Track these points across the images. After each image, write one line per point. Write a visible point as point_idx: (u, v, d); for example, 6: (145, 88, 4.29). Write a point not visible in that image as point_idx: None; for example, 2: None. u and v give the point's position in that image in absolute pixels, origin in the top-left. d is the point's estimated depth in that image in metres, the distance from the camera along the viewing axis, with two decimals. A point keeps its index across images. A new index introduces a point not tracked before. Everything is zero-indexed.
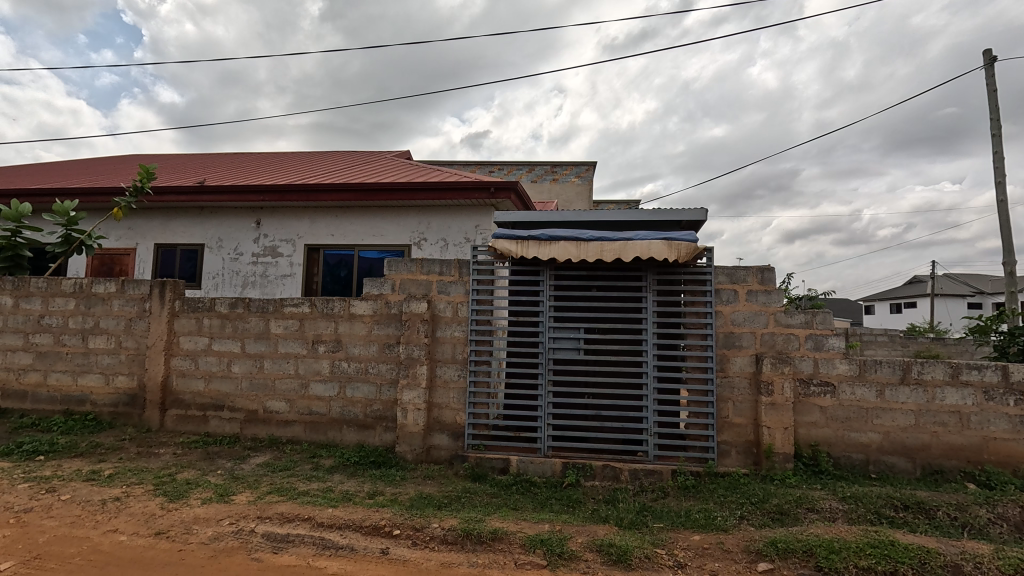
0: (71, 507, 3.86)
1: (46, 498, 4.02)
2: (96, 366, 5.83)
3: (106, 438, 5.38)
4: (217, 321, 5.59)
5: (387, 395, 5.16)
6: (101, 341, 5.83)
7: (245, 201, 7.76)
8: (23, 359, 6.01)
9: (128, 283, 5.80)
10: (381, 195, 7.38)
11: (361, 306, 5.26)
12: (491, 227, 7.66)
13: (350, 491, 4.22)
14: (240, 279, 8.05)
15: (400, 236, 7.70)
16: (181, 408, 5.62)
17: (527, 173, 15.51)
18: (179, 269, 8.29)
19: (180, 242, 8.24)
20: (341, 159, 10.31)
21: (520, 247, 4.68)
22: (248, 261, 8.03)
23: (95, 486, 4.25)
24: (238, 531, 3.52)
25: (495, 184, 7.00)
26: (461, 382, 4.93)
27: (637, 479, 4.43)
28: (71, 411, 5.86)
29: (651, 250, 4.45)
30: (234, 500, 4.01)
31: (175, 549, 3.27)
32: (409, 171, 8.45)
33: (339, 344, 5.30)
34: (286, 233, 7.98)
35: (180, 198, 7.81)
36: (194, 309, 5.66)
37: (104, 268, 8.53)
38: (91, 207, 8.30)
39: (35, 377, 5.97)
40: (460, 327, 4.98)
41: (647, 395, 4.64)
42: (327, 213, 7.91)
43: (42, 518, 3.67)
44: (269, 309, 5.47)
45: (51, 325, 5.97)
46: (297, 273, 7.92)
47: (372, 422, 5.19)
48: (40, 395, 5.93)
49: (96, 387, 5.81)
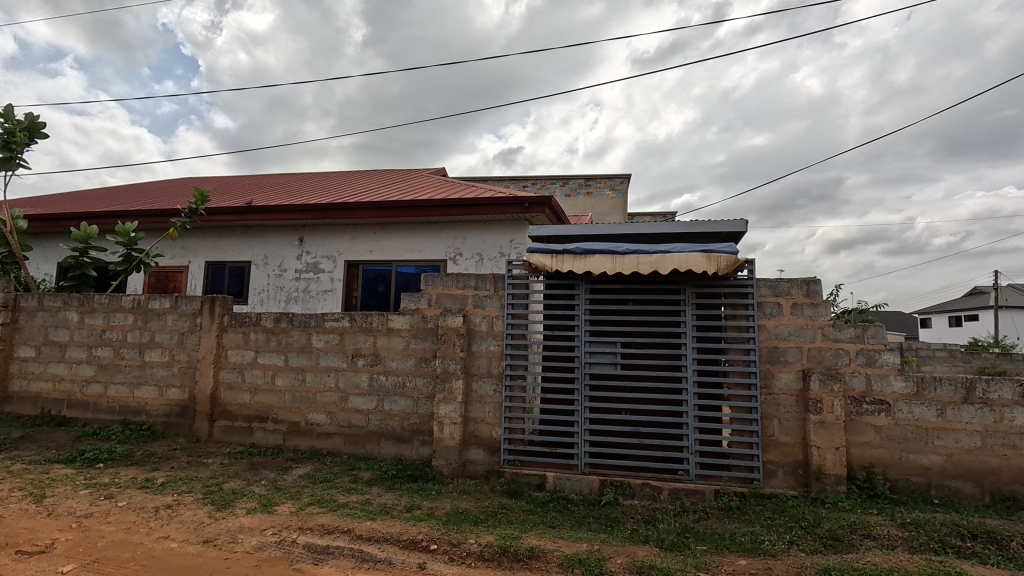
0: (127, 513, 4.05)
1: (105, 504, 4.23)
2: (151, 379, 6.14)
3: (160, 448, 5.64)
4: (262, 334, 5.80)
5: (424, 409, 5.21)
6: (156, 355, 6.14)
7: (289, 220, 8.05)
8: (85, 372, 6.38)
9: (181, 299, 6.12)
10: (417, 212, 7.53)
11: (398, 320, 5.36)
12: (527, 241, 7.71)
13: (388, 504, 4.27)
14: (284, 294, 8.35)
15: (436, 251, 7.84)
16: (229, 419, 5.83)
17: (561, 187, 15.52)
18: (228, 285, 8.68)
19: (229, 260, 8.63)
20: (378, 178, 10.63)
21: (555, 261, 4.69)
22: (291, 277, 8.33)
23: (149, 494, 4.44)
24: (282, 541, 3.60)
25: (530, 199, 7.06)
26: (497, 396, 4.92)
27: (678, 499, 4.30)
28: (128, 421, 6.16)
29: (690, 262, 4.35)
30: (277, 510, 4.12)
31: (223, 558, 3.37)
32: (445, 188, 8.62)
33: (377, 357, 5.40)
34: (327, 250, 8.25)
35: (230, 217, 8.19)
36: (240, 324, 5.89)
37: (160, 285, 9.00)
38: (150, 228, 8.84)
39: (97, 389, 6.32)
40: (496, 341, 5.00)
41: (688, 412, 4.50)
42: (366, 229, 8.13)
43: (101, 524, 3.85)
44: (311, 323, 5.65)
45: (111, 339, 6.33)
46: (338, 288, 8.14)
47: (410, 436, 5.24)
48: (101, 406, 6.28)
49: (151, 398, 6.11)
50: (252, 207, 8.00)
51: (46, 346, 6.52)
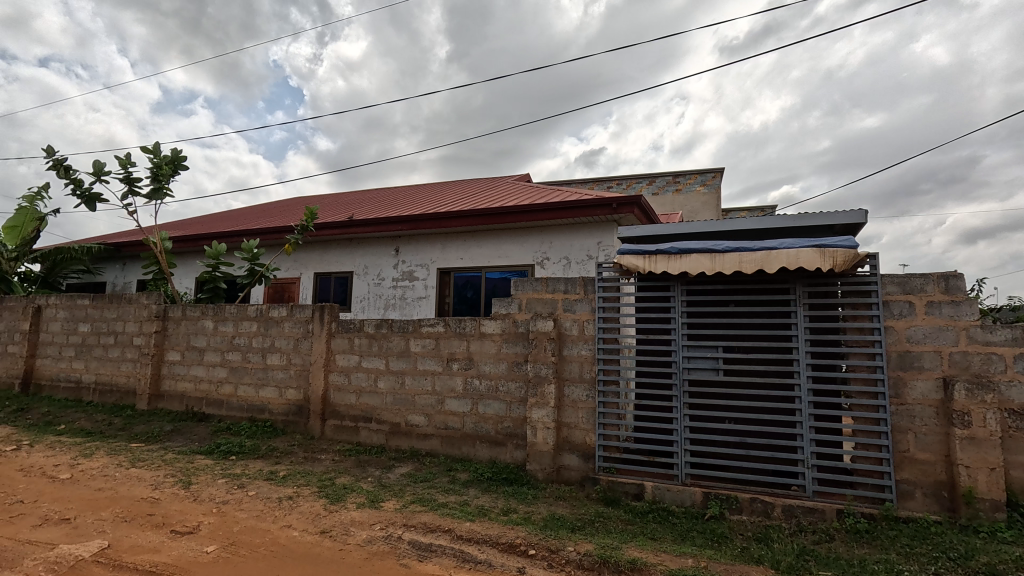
0: (256, 502, 4.49)
1: (239, 492, 4.72)
2: (272, 380, 6.78)
3: (281, 443, 6.20)
4: (366, 340, 6.19)
5: (517, 413, 5.26)
6: (276, 358, 6.78)
7: (386, 231, 8.55)
8: (219, 373, 7.20)
9: (295, 308, 6.71)
10: (505, 219, 7.65)
11: (490, 325, 5.46)
12: (615, 243, 7.54)
13: (485, 506, 4.34)
14: (383, 302, 8.86)
15: (524, 256, 7.91)
16: (338, 418, 6.28)
17: (648, 186, 15.04)
18: (333, 294, 9.40)
19: (334, 271, 9.34)
20: (466, 187, 10.96)
21: (647, 262, 4.51)
22: (389, 285, 8.83)
23: (273, 485, 4.90)
24: (388, 536, 3.79)
25: (618, 200, 6.90)
26: (591, 402, 4.83)
27: (793, 517, 3.94)
28: (254, 418, 6.86)
29: (800, 259, 3.99)
30: (383, 507, 4.35)
31: (337, 548, 3.62)
32: (530, 194, 8.69)
33: (471, 361, 5.54)
34: (421, 259, 8.64)
35: (334, 231, 8.87)
36: (346, 330, 6.33)
37: (277, 295, 9.95)
38: (268, 244, 9.81)
39: (229, 389, 7.10)
40: (587, 345, 4.92)
41: (802, 423, 4.12)
42: (456, 238, 8.42)
43: (236, 510, 4.30)
44: (409, 329, 5.93)
45: (239, 344, 7.09)
46: (431, 295, 8.50)
47: (504, 439, 5.31)
48: (232, 404, 7.04)
49: (273, 398, 6.75)
50: (354, 221, 8.59)
51: (188, 351, 7.44)
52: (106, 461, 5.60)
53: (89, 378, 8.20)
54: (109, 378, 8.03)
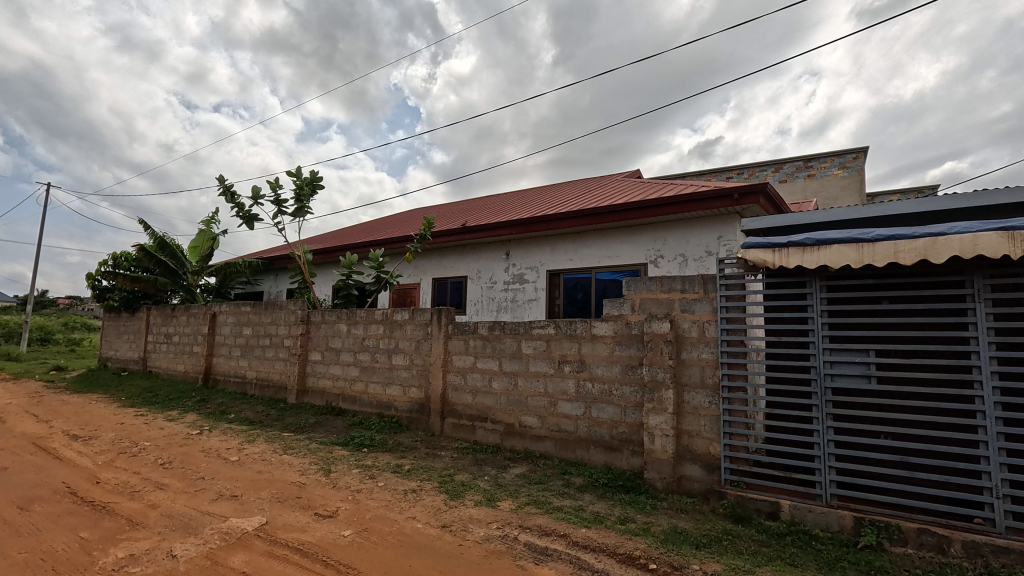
0: (385, 493, 4.83)
1: (370, 482, 5.12)
2: (397, 379, 7.29)
3: (406, 438, 6.62)
4: (480, 341, 6.39)
5: (633, 418, 5.05)
6: (400, 359, 7.28)
7: (497, 236, 8.77)
8: (353, 372, 7.91)
9: (416, 311, 7.15)
10: (614, 217, 7.45)
11: (602, 327, 5.32)
12: (738, 236, 6.96)
13: (601, 513, 4.22)
14: (495, 305, 9.11)
15: (636, 255, 7.63)
16: (456, 417, 6.55)
17: (774, 173, 13.71)
18: (450, 298, 9.87)
19: (450, 276, 9.81)
20: (574, 188, 10.88)
21: (778, 256, 4.08)
22: (500, 289, 9.05)
23: (399, 477, 5.24)
24: (505, 536, 3.84)
25: (741, 189, 6.35)
26: (714, 409, 4.48)
27: (978, 557, 3.27)
28: (383, 414, 7.42)
29: (980, 245, 3.31)
30: (500, 506, 4.43)
31: (457, 543, 3.74)
32: (642, 190, 8.36)
33: (583, 364, 5.45)
34: (531, 261, 8.74)
35: (449, 238, 9.32)
36: (462, 332, 6.60)
37: (400, 300, 10.70)
38: (392, 252, 10.61)
39: (361, 386, 7.77)
40: (709, 348, 4.57)
41: (989, 443, 3.40)
42: (566, 239, 8.38)
43: (368, 499, 4.66)
44: (521, 331, 6.00)
45: (368, 345, 7.73)
46: (541, 297, 8.54)
47: (619, 445, 5.13)
48: (364, 400, 7.69)
49: (398, 395, 7.25)
50: (467, 228, 8.94)
51: (327, 351, 8.29)
52: (264, 447, 6.42)
53: (252, 374, 9.51)
54: (266, 374, 9.24)
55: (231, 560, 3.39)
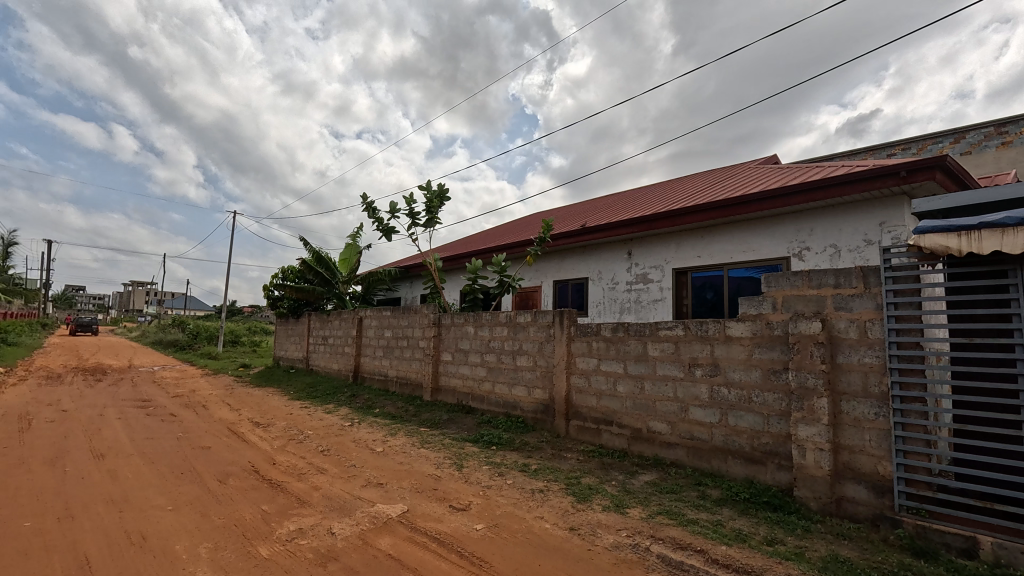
0: (514, 491, 4.94)
1: (499, 479, 5.28)
2: (522, 380, 7.44)
3: (532, 438, 6.71)
4: (603, 343, 6.27)
5: (777, 429, 4.57)
6: (524, 360, 7.43)
7: (618, 235, 8.56)
8: (480, 372, 8.26)
9: (539, 313, 7.27)
10: (749, 208, 6.83)
11: (738, 328, 4.91)
12: (907, 221, 5.96)
13: (744, 530, 3.86)
14: (618, 306, 8.88)
15: (775, 248, 6.92)
16: (581, 419, 6.47)
17: (952, 145, 11.52)
18: (571, 300, 9.84)
19: (571, 277, 9.79)
20: (701, 180, 10.21)
21: (966, 241, 3.39)
22: (623, 289, 8.80)
23: (527, 477, 5.33)
24: (635, 545, 3.70)
25: (910, 166, 5.43)
26: (882, 422, 3.85)
27: None
28: (509, 413, 7.62)
29: None
30: (629, 513, 4.28)
31: (586, 547, 3.69)
32: (781, 176, 7.55)
33: (717, 367, 5.07)
34: (655, 260, 8.37)
35: (569, 240, 9.31)
36: (584, 333, 6.54)
37: (523, 303, 10.94)
38: (514, 257, 10.90)
39: (488, 386, 8.08)
40: (873, 351, 3.96)
41: None
42: (693, 234, 7.89)
43: (498, 495, 4.81)
44: (646, 332, 5.79)
45: (494, 347, 8.02)
46: (667, 297, 8.14)
47: (762, 457, 4.66)
48: (492, 400, 7.98)
49: (523, 396, 7.39)
50: (587, 228, 8.85)
51: (457, 352, 8.75)
52: (404, 440, 6.98)
53: (393, 373, 10.41)
54: (404, 373, 10.05)
55: (379, 542, 3.71)
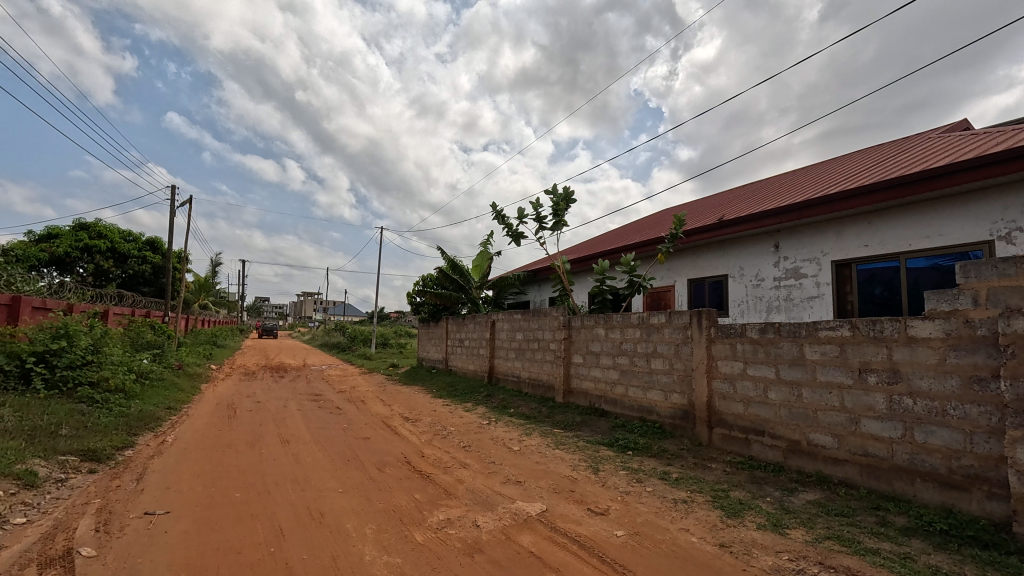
0: (654, 499, 4.74)
1: (638, 486, 5.10)
2: (658, 384, 7.13)
3: (671, 445, 6.37)
4: (749, 346, 5.77)
5: (985, 449, 3.78)
6: (659, 363, 7.12)
7: (762, 227, 7.80)
8: (613, 375, 8.09)
9: (674, 314, 6.94)
10: (932, 185, 5.76)
11: (923, 328, 4.18)
12: None
13: (943, 568, 3.24)
14: (765, 304, 8.09)
15: (972, 231, 5.76)
16: (726, 427, 5.99)
17: None
18: (709, 299, 9.19)
19: (708, 275, 9.15)
20: (863, 158, 8.90)
21: None
22: (770, 286, 8.00)
23: (668, 485, 5.08)
24: (800, 571, 3.30)
25: None
26: None
27: None
28: (645, 418, 7.35)
29: None
30: (790, 535, 3.85)
31: (740, 567, 3.39)
32: (974, 144, 6.27)
33: (897, 374, 4.37)
34: (808, 252, 7.48)
35: (705, 235, 8.71)
36: (727, 335, 6.07)
37: (655, 304, 10.49)
38: (644, 256, 10.53)
39: (621, 390, 7.89)
40: None
41: None
42: (857, 221, 6.90)
43: (637, 502, 4.65)
44: (802, 334, 5.22)
45: (626, 349, 7.81)
46: (826, 293, 7.22)
47: (965, 482, 3.88)
48: (625, 403, 7.78)
49: (660, 401, 7.08)
50: (724, 222, 8.23)
51: (588, 354, 8.68)
52: (539, 440, 7.10)
53: (525, 374, 10.67)
54: (537, 375, 10.24)
55: (521, 538, 3.81)
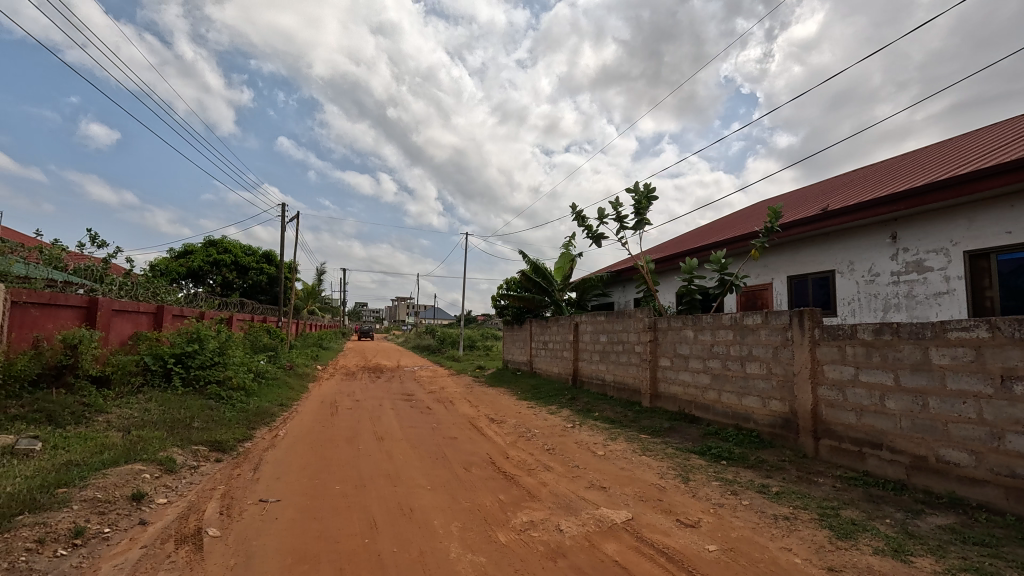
0: (751, 514, 4.41)
1: (733, 499, 4.78)
2: (754, 390, 6.65)
3: (770, 456, 5.89)
4: (861, 349, 5.20)
5: None
6: (756, 367, 6.64)
7: (875, 216, 7.00)
8: (703, 379, 7.67)
9: (771, 315, 6.45)
10: None
11: None
12: None
13: None
14: (880, 302, 7.25)
15: None
16: (834, 439, 5.43)
17: None
18: (813, 298, 8.41)
19: (811, 271, 8.38)
20: (1002, 131, 7.71)
21: None
22: (887, 282, 7.16)
23: (767, 500, 4.70)
24: None
25: None
26: None
27: None
28: (740, 426, 6.88)
29: None
30: (915, 563, 3.40)
31: None
32: None
33: None
34: (934, 243, 6.60)
35: (806, 228, 7.99)
36: (833, 337, 5.52)
37: (750, 303, 9.79)
38: (737, 253, 9.89)
39: (713, 395, 7.45)
40: None
41: None
42: (996, 204, 5.98)
43: (732, 516, 4.35)
44: (926, 335, 4.63)
45: (718, 352, 7.38)
46: (958, 289, 6.33)
47: None
48: (718, 410, 7.34)
49: (757, 408, 6.59)
50: (828, 212, 7.50)
51: (676, 357, 8.31)
52: (625, 445, 6.91)
53: (610, 377, 10.43)
54: (622, 378, 9.97)
55: (605, 546, 3.73)
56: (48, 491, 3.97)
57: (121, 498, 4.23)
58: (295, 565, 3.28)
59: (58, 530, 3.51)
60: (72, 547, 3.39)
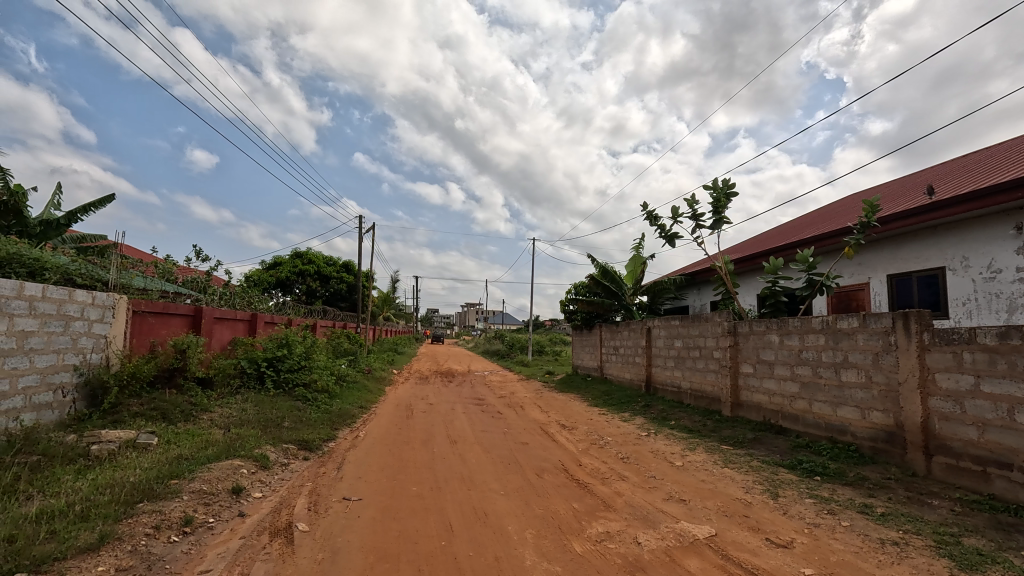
0: (853, 536, 4.01)
1: (830, 519, 4.37)
2: (851, 400, 6.09)
3: (873, 473, 5.34)
4: (982, 355, 4.62)
5: None
6: (852, 375, 6.09)
7: (991, 206, 6.22)
8: (791, 388, 7.14)
9: (869, 317, 5.88)
10: None
11: None
12: None
13: None
14: (1004, 302, 6.40)
15: None
16: (950, 456, 4.83)
17: None
18: (919, 298, 7.58)
19: (916, 269, 7.56)
20: None
21: None
22: (1011, 279, 6.31)
23: (871, 522, 4.26)
24: None
25: None
26: None
27: None
28: (835, 439, 6.32)
29: None
30: None
31: None
32: None
33: None
34: None
35: (906, 222, 7.23)
36: (945, 342, 4.93)
37: (842, 304, 9.00)
38: (826, 250, 9.15)
39: (803, 404, 6.91)
40: None
41: None
42: None
43: (830, 538, 3.98)
44: None
45: (808, 358, 6.86)
46: None
47: None
48: (810, 421, 6.79)
49: (854, 419, 6.03)
50: (936, 202, 6.72)
51: (760, 363, 7.80)
52: (705, 456, 6.56)
53: (687, 385, 9.98)
54: (699, 386, 9.51)
55: (687, 561, 3.55)
56: (163, 482, 4.39)
57: (222, 490, 4.60)
58: (377, 564, 3.38)
59: (171, 518, 3.87)
60: (182, 534, 3.73)
